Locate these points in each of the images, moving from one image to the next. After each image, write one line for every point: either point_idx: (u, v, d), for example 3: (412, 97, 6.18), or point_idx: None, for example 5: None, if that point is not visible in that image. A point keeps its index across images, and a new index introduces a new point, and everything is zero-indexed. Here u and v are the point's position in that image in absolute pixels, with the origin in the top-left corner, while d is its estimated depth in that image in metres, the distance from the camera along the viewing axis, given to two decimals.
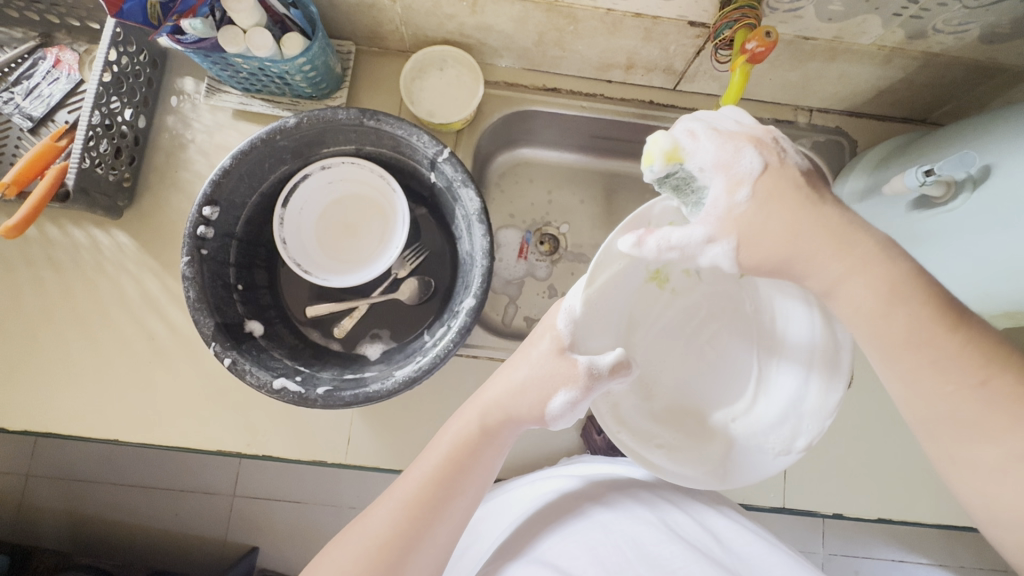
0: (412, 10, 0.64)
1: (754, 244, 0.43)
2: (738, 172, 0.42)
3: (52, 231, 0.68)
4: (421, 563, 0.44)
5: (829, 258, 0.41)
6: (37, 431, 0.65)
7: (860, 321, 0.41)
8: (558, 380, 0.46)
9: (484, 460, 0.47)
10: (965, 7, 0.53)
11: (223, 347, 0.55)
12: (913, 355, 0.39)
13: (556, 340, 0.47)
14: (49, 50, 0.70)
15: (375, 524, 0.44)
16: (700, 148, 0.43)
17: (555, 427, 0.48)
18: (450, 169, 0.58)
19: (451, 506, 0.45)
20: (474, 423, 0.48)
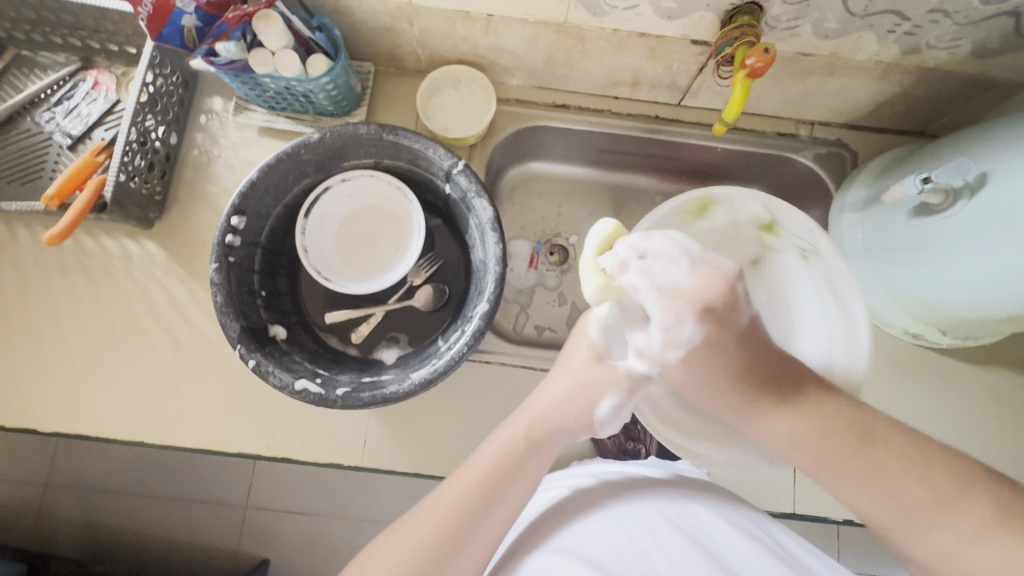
0: (429, 33, 0.68)
1: (681, 381, 0.47)
2: (678, 335, 0.45)
3: (87, 241, 0.72)
4: (466, 564, 0.45)
5: (781, 406, 0.44)
6: (67, 432, 0.68)
7: (787, 442, 0.44)
8: (602, 386, 0.49)
9: (528, 471, 0.49)
10: (956, 24, 0.56)
11: (248, 349, 0.57)
12: (835, 457, 0.43)
13: (595, 348, 0.51)
14: (88, 73, 0.74)
15: (419, 526, 0.46)
16: (663, 266, 0.45)
17: (600, 434, 0.52)
18: (465, 181, 0.60)
19: (492, 514, 0.47)
20: (520, 436, 0.50)
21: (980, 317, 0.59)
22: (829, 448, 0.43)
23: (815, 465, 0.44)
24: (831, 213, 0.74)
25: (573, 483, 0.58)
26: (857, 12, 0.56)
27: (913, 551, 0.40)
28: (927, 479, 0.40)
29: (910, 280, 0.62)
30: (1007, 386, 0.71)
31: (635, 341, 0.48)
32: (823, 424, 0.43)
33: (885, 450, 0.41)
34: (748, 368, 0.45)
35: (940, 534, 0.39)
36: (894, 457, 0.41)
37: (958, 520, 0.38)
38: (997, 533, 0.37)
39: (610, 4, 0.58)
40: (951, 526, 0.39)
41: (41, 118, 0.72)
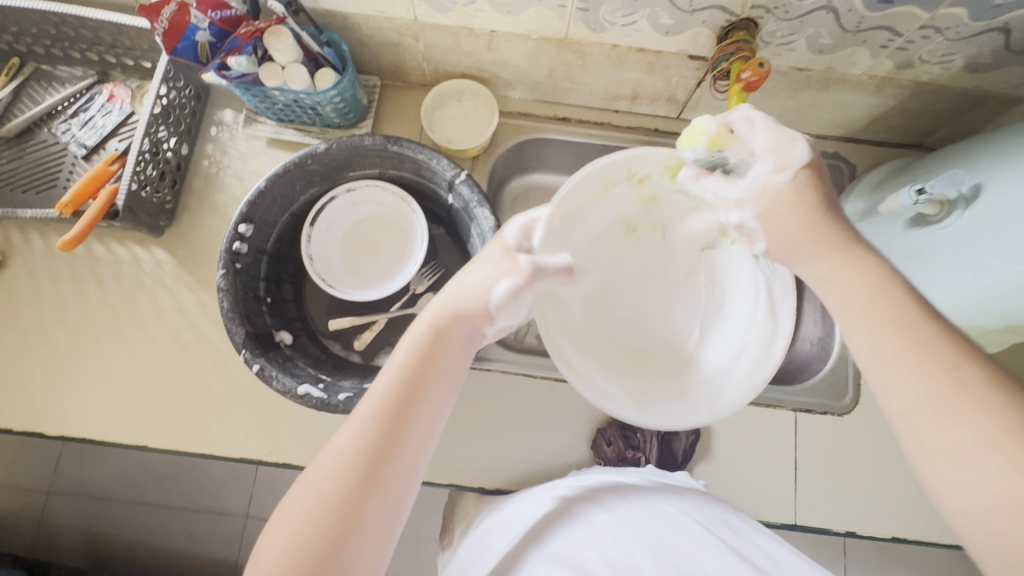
0: (434, 48, 0.70)
1: (778, 224, 0.46)
2: (785, 158, 0.45)
3: (98, 248, 0.74)
4: (399, 465, 0.41)
5: (829, 248, 0.44)
6: (73, 435, 0.69)
7: (841, 300, 0.42)
8: (498, 272, 0.49)
9: (444, 360, 0.46)
10: (947, 39, 0.57)
11: (253, 354, 0.58)
12: (903, 318, 0.39)
13: (501, 249, 0.51)
14: (105, 86, 0.77)
15: (323, 473, 0.39)
16: (752, 134, 0.46)
17: (501, 322, 0.51)
18: (467, 190, 0.62)
19: (406, 438, 0.42)
20: (426, 325, 0.48)
21: (978, 327, 0.60)
22: (879, 307, 0.40)
23: (860, 329, 0.40)
24: None
25: (551, 495, 0.58)
26: (849, 28, 0.57)
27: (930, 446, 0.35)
28: (957, 375, 0.35)
29: None
30: None
31: (721, 195, 0.50)
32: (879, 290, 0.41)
33: (945, 332, 0.37)
34: (828, 204, 0.45)
35: (956, 432, 0.34)
36: (940, 347, 0.37)
37: (976, 423, 0.34)
38: (1012, 440, 0.32)
39: (609, 20, 0.60)
40: (976, 424, 0.34)
41: (57, 129, 0.75)
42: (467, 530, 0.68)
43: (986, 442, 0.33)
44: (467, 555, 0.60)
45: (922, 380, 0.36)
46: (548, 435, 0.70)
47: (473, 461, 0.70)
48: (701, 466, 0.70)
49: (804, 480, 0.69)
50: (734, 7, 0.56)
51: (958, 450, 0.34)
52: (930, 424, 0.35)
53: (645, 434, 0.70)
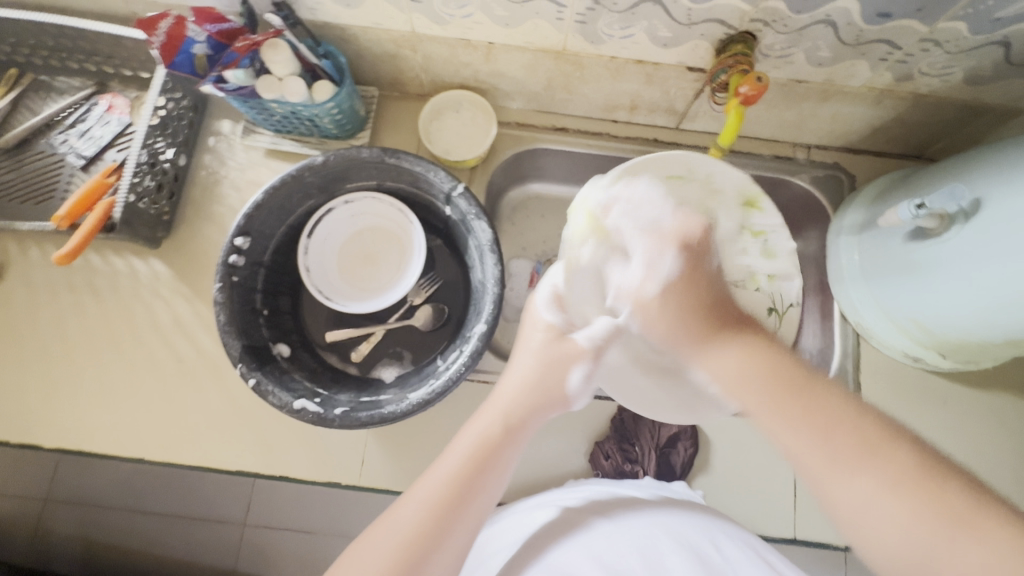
0: (432, 59, 0.70)
1: (658, 321, 0.49)
2: (656, 268, 0.51)
3: (95, 259, 0.74)
4: (444, 562, 0.42)
5: (694, 344, 0.47)
6: (70, 448, 0.69)
7: (733, 381, 0.43)
8: (567, 360, 0.51)
9: (506, 457, 0.47)
10: (947, 52, 0.57)
11: (249, 368, 0.58)
12: (769, 395, 0.41)
13: (552, 329, 0.53)
14: (103, 96, 0.77)
15: (400, 524, 0.43)
16: (635, 263, 0.53)
17: (575, 407, 0.53)
18: (464, 203, 0.62)
19: (474, 504, 0.44)
20: (495, 423, 0.48)
21: (980, 341, 0.59)
22: (771, 381, 0.41)
23: (753, 402, 0.41)
24: (829, 235, 0.74)
25: (556, 504, 0.58)
26: (848, 41, 0.57)
27: (836, 501, 0.37)
28: (831, 444, 0.37)
29: (909, 304, 0.62)
30: (1010, 410, 0.71)
31: (624, 286, 0.53)
32: (768, 364, 0.42)
33: (817, 394, 0.40)
34: (708, 302, 0.49)
35: (859, 484, 0.36)
36: (820, 414, 0.39)
37: (861, 479, 0.36)
38: (906, 489, 0.35)
39: (607, 32, 0.60)
40: (869, 476, 0.36)
41: (55, 140, 0.75)
42: None
43: (875, 494, 0.35)
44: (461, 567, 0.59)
45: (811, 449, 0.38)
46: (545, 448, 0.70)
47: None
48: (699, 479, 0.69)
49: (804, 494, 0.69)
50: (732, 20, 0.56)
51: (857, 504, 0.36)
52: (832, 480, 0.37)
53: (642, 448, 0.69)
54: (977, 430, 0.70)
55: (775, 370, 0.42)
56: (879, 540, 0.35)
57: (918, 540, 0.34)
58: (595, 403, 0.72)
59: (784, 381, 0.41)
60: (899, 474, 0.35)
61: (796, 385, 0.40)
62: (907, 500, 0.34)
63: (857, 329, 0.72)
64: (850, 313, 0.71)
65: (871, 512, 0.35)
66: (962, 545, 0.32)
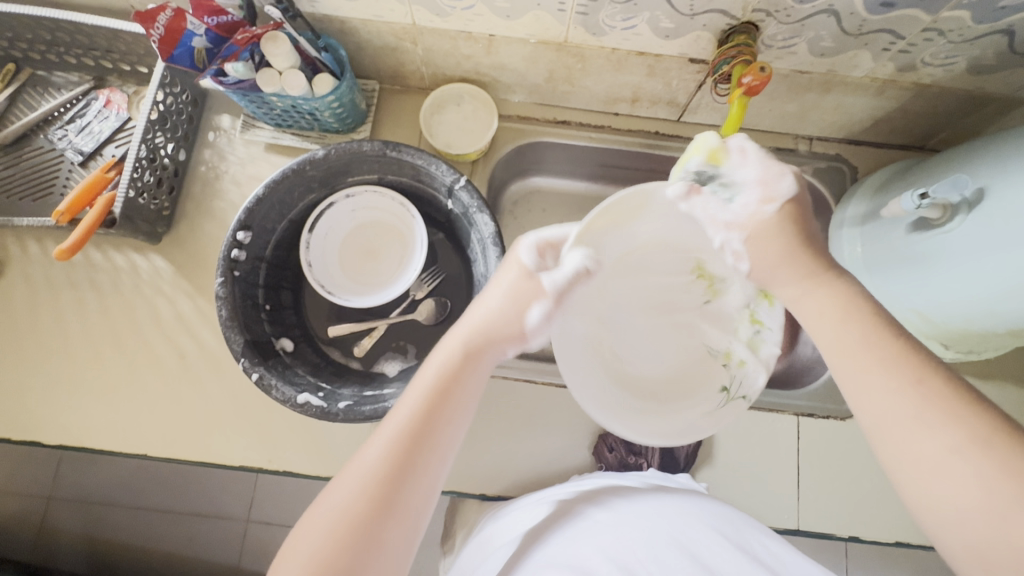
0: (432, 52, 0.69)
1: (764, 248, 0.47)
2: (774, 189, 0.46)
3: (96, 255, 0.73)
4: (420, 491, 0.42)
5: (803, 276, 0.45)
6: (73, 444, 0.68)
7: (815, 317, 0.43)
8: (525, 296, 0.50)
9: (469, 385, 0.47)
10: (950, 42, 0.57)
11: (251, 363, 0.58)
12: (868, 334, 0.39)
13: (518, 267, 0.50)
14: (101, 91, 0.77)
15: (342, 492, 0.40)
16: (743, 165, 0.47)
17: (532, 345, 0.52)
18: (466, 196, 0.61)
19: (422, 462, 0.42)
20: (456, 351, 0.48)
21: (982, 331, 0.59)
22: (873, 324, 0.40)
23: (839, 343, 0.40)
24: (831, 227, 0.74)
25: (549, 499, 0.59)
26: (852, 31, 0.56)
27: (913, 453, 0.35)
28: (924, 390, 0.36)
29: (912, 295, 0.62)
30: (1012, 400, 0.71)
31: (712, 215, 0.50)
32: (865, 311, 0.41)
33: (903, 340, 0.39)
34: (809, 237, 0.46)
35: (939, 436, 0.34)
36: (912, 365, 0.37)
37: (944, 431, 0.34)
38: (995, 446, 0.32)
39: (609, 24, 0.60)
40: (953, 431, 0.34)
41: (54, 135, 0.74)
42: (468, 538, 0.67)
43: (955, 449, 0.33)
44: (467, 563, 0.59)
45: (895, 393, 0.37)
46: (549, 442, 0.70)
47: (474, 466, 0.69)
48: (703, 470, 0.69)
49: (807, 486, 0.69)
50: (735, 10, 0.56)
51: (931, 458, 0.34)
52: (908, 430, 0.35)
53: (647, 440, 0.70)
54: None
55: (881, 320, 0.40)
56: (954, 495, 0.33)
57: (991, 489, 0.32)
58: None
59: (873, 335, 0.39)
60: (988, 429, 0.33)
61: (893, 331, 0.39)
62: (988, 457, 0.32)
63: None
64: None
65: (948, 465, 0.33)
66: None
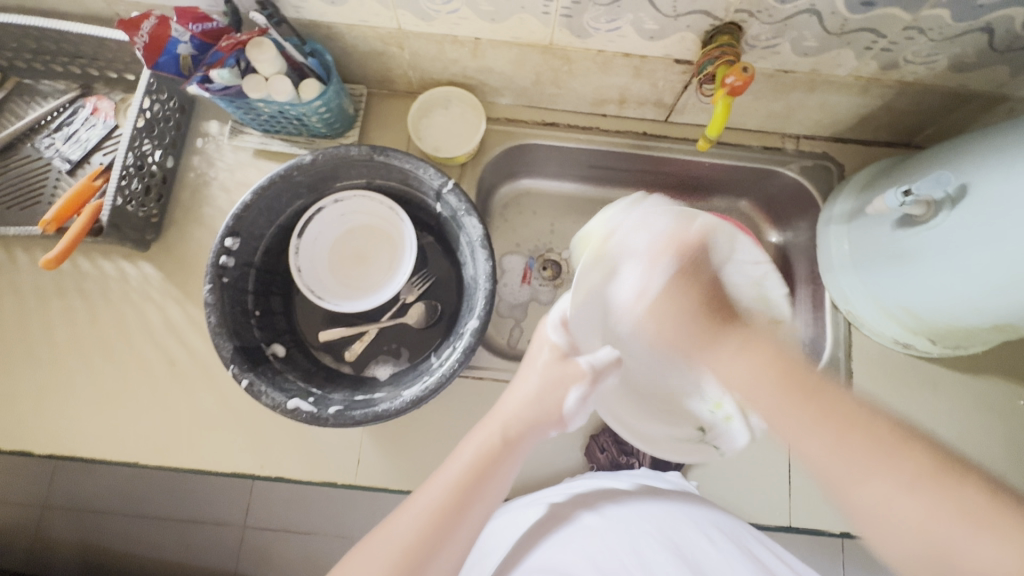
0: (419, 56, 0.70)
1: (668, 323, 0.53)
2: (657, 260, 0.55)
3: (84, 264, 0.73)
4: (443, 569, 0.43)
5: (704, 344, 0.49)
6: (64, 454, 0.68)
7: (744, 383, 0.45)
8: (567, 381, 0.53)
9: (505, 470, 0.48)
10: (930, 40, 0.57)
11: (241, 369, 0.57)
12: (784, 395, 0.42)
13: (556, 349, 0.55)
14: (88, 99, 0.76)
15: (398, 532, 0.43)
16: (640, 241, 0.58)
17: (570, 427, 0.54)
18: (454, 200, 0.61)
19: (473, 512, 0.45)
20: (496, 436, 0.50)
21: (968, 326, 0.59)
22: (781, 382, 0.43)
23: (770, 406, 0.43)
24: (818, 225, 0.75)
25: (542, 501, 0.59)
26: (834, 30, 0.57)
27: (856, 499, 0.37)
28: (845, 443, 0.38)
29: (899, 291, 0.62)
30: (1000, 394, 0.71)
31: (637, 284, 0.57)
32: (778, 365, 0.44)
33: (825, 392, 0.41)
34: (708, 302, 0.52)
35: (878, 482, 0.36)
36: (833, 416, 0.39)
37: (880, 475, 0.36)
38: (924, 486, 0.35)
39: (594, 26, 0.60)
40: (885, 478, 0.36)
41: (41, 144, 0.74)
42: None
43: (899, 489, 0.35)
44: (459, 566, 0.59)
45: (821, 450, 0.39)
46: (541, 445, 0.70)
47: None
48: (695, 469, 0.70)
49: (799, 483, 0.69)
50: (717, 11, 0.56)
51: (880, 501, 0.36)
52: (850, 477, 0.37)
53: None
54: (968, 414, 0.71)
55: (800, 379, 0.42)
56: (899, 542, 0.35)
57: (932, 524, 0.34)
58: None
59: (793, 391, 0.42)
60: (914, 466, 0.36)
61: (807, 389, 0.42)
62: (924, 494, 0.35)
63: (848, 317, 0.73)
64: (841, 302, 0.72)
65: (888, 508, 0.36)
66: (985, 541, 0.32)
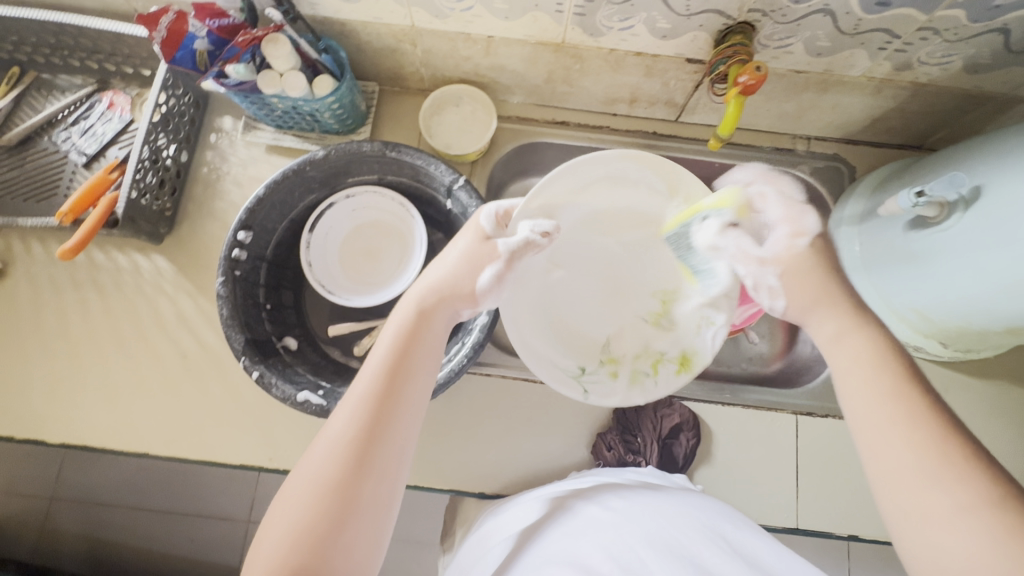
0: (432, 53, 0.70)
1: (805, 280, 0.46)
2: (802, 224, 0.48)
3: (99, 256, 0.74)
4: (395, 450, 0.42)
5: (849, 309, 0.44)
6: (76, 443, 0.69)
7: (857, 359, 0.41)
8: (478, 258, 0.51)
9: (428, 346, 0.48)
10: (945, 41, 0.57)
11: (252, 361, 0.58)
12: (868, 358, 0.41)
13: (477, 231, 0.53)
14: (104, 94, 0.77)
15: (335, 429, 0.42)
16: (766, 206, 0.49)
17: (483, 307, 0.53)
18: (465, 196, 0.62)
19: (406, 386, 0.45)
20: (410, 312, 0.49)
21: (979, 329, 0.59)
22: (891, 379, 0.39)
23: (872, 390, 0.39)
24: (829, 226, 0.75)
25: (544, 496, 0.59)
26: (847, 30, 0.57)
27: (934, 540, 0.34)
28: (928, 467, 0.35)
29: (910, 293, 0.62)
30: (1012, 399, 0.71)
31: (747, 253, 0.47)
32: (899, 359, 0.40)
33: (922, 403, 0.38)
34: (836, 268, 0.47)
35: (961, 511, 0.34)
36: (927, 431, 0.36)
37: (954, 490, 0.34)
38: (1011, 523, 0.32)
39: (606, 25, 0.60)
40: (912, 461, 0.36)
41: (58, 137, 0.75)
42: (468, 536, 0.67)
43: (963, 509, 0.34)
44: (465, 559, 0.59)
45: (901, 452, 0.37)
46: (549, 441, 0.70)
47: (472, 467, 0.69)
48: (702, 469, 0.70)
49: (807, 485, 0.69)
50: (730, 10, 0.56)
51: (936, 513, 0.34)
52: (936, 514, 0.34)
53: (645, 438, 0.70)
54: (979, 418, 0.70)
55: (891, 358, 0.40)
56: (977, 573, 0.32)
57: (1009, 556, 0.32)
58: None
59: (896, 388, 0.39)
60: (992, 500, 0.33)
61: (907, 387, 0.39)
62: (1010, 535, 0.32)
63: None
64: None
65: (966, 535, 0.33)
66: None
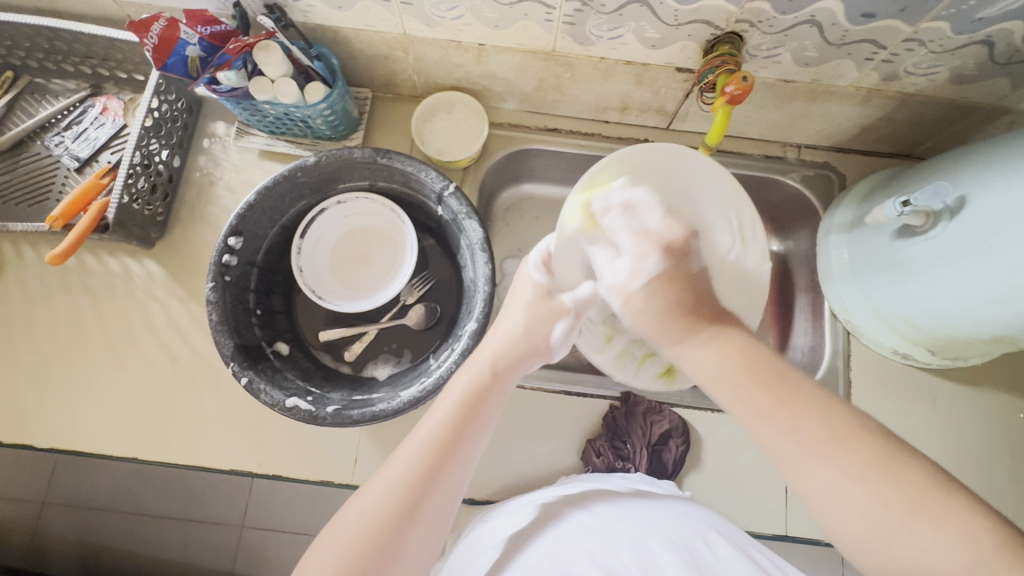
0: (424, 61, 0.70)
1: (709, 256, 0.47)
2: (726, 200, 0.49)
3: (90, 260, 0.74)
4: (441, 503, 0.43)
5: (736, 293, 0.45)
6: (64, 447, 0.69)
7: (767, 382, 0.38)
8: (551, 315, 0.54)
9: (498, 403, 0.49)
10: (931, 52, 0.57)
11: (241, 366, 0.58)
12: (762, 355, 0.39)
13: (541, 287, 0.55)
14: (98, 99, 0.78)
15: (394, 471, 0.43)
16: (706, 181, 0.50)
17: (553, 358, 0.56)
18: (455, 203, 0.62)
19: (468, 446, 0.45)
20: (486, 369, 0.50)
21: (966, 338, 0.59)
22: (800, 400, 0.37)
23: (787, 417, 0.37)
24: (818, 234, 0.75)
25: (534, 503, 0.59)
26: (834, 41, 0.57)
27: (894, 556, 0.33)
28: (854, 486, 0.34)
29: (898, 301, 0.62)
30: (1000, 406, 0.71)
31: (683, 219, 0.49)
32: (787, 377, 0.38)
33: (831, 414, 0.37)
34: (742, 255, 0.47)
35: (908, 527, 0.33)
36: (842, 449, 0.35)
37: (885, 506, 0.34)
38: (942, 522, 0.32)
39: (595, 34, 0.61)
40: (834, 465, 0.35)
41: (50, 142, 0.75)
42: (456, 542, 0.67)
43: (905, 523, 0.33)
44: (454, 567, 0.59)
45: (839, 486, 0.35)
46: (539, 447, 0.70)
47: None
48: (691, 476, 0.70)
49: (797, 491, 0.69)
50: (718, 20, 0.57)
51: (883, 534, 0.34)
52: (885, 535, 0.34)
53: (633, 445, 0.69)
54: (968, 426, 0.71)
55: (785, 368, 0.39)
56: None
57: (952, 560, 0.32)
58: (587, 401, 0.72)
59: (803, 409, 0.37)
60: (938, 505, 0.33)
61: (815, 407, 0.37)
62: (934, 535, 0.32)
63: (847, 327, 0.73)
64: (840, 310, 0.72)
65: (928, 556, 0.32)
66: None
